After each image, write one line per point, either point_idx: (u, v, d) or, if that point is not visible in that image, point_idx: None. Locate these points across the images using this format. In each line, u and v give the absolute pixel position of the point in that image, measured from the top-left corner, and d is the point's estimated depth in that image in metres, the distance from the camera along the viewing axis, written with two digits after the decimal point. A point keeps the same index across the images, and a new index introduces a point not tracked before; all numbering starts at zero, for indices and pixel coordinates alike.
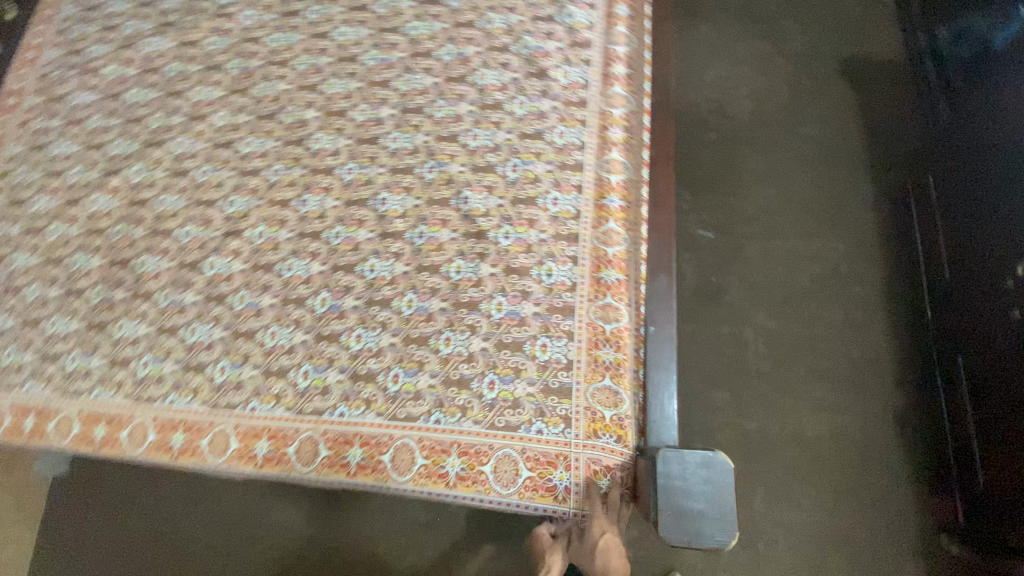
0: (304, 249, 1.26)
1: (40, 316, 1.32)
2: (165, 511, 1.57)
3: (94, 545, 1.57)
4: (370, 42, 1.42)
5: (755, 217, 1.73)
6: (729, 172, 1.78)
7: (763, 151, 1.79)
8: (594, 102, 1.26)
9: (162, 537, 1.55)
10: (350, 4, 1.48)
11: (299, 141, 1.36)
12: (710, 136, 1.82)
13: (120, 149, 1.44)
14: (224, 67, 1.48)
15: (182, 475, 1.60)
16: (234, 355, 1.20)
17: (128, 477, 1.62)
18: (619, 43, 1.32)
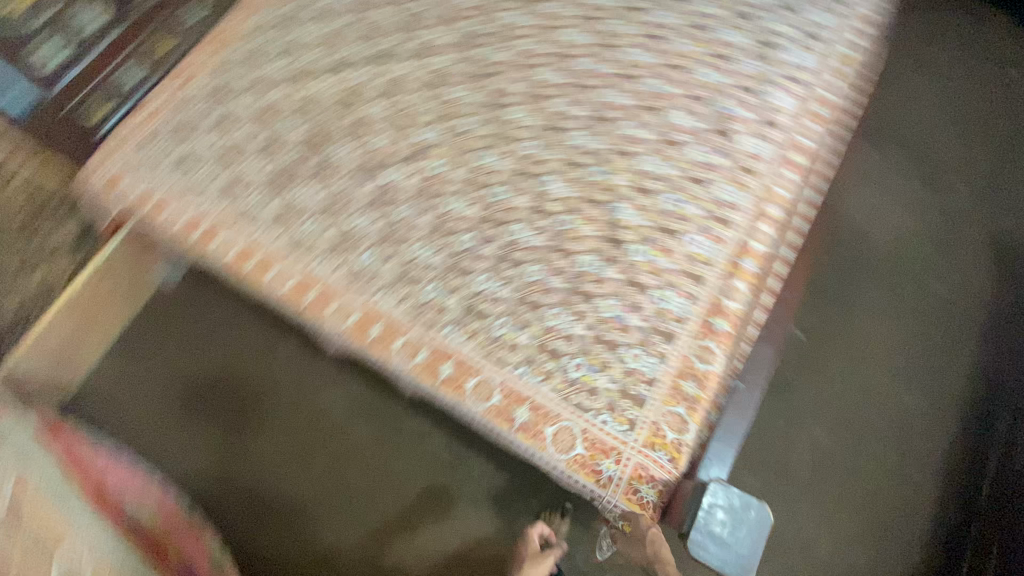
0: (468, 193, 1.45)
1: (243, 156, 1.60)
2: (257, 356, 2.00)
3: (198, 356, 2.02)
4: (588, 48, 1.59)
5: (852, 341, 1.78)
6: (845, 291, 1.84)
7: (886, 286, 1.84)
8: (763, 177, 1.37)
9: (250, 374, 1.97)
10: (584, 8, 1.65)
11: (497, 104, 1.55)
12: (841, 252, 1.89)
13: (355, 52, 1.70)
14: (461, 19, 1.69)
15: (279, 336, 2.01)
16: (381, 252, 1.42)
17: (240, 320, 2.05)
18: (805, 137, 1.44)
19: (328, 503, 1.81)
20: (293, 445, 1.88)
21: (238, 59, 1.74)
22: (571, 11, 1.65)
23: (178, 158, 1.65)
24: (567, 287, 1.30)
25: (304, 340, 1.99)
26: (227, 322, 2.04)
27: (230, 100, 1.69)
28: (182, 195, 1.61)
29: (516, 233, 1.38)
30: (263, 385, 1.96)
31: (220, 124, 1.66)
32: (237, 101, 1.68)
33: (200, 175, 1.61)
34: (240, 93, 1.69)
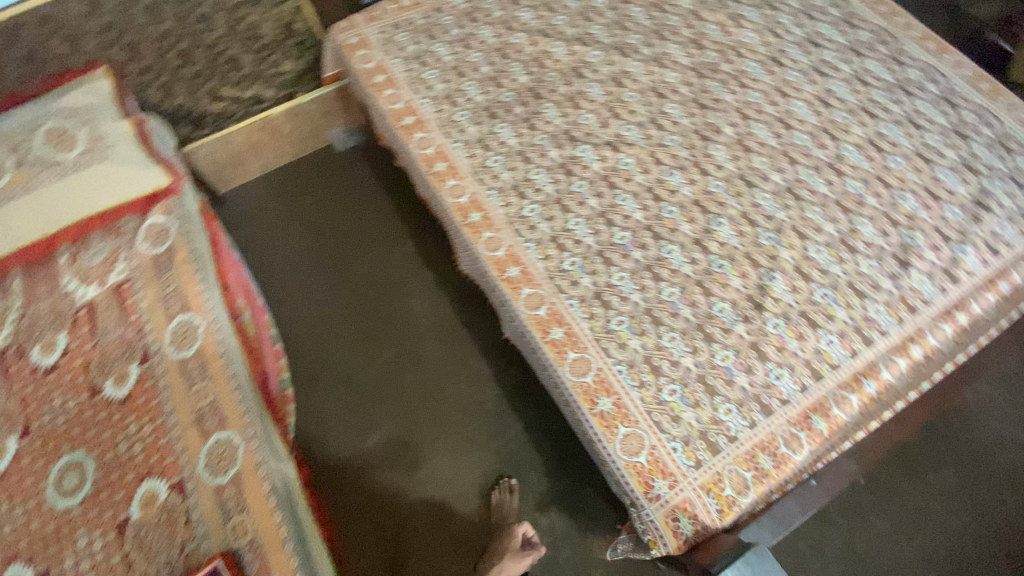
0: (642, 197, 1.51)
1: (468, 75, 1.75)
2: (381, 244, 2.22)
3: (336, 220, 2.27)
4: (810, 127, 1.63)
5: (922, 518, 1.66)
6: (941, 471, 1.71)
7: (990, 489, 1.67)
8: (922, 318, 1.37)
9: (368, 254, 2.20)
10: (822, 92, 1.69)
11: (704, 135, 1.61)
12: (958, 433, 1.75)
13: (598, 34, 1.81)
14: (704, 50, 1.77)
15: (407, 237, 2.24)
16: (546, 210, 1.52)
17: (382, 209, 2.30)
18: (981, 304, 1.40)
19: (377, 390, 1.95)
20: (375, 328, 2.05)
21: None
22: (808, 89, 1.69)
23: (412, 50, 1.80)
24: (693, 320, 1.34)
25: (426, 249, 2.21)
26: (373, 205, 2.30)
27: (476, 25, 1.84)
28: (400, 79, 1.75)
29: (668, 253, 1.43)
30: (375, 266, 2.17)
31: (458, 39, 1.82)
32: (481, 28, 1.84)
33: (423, 72, 1.76)
34: (486, 23, 1.85)
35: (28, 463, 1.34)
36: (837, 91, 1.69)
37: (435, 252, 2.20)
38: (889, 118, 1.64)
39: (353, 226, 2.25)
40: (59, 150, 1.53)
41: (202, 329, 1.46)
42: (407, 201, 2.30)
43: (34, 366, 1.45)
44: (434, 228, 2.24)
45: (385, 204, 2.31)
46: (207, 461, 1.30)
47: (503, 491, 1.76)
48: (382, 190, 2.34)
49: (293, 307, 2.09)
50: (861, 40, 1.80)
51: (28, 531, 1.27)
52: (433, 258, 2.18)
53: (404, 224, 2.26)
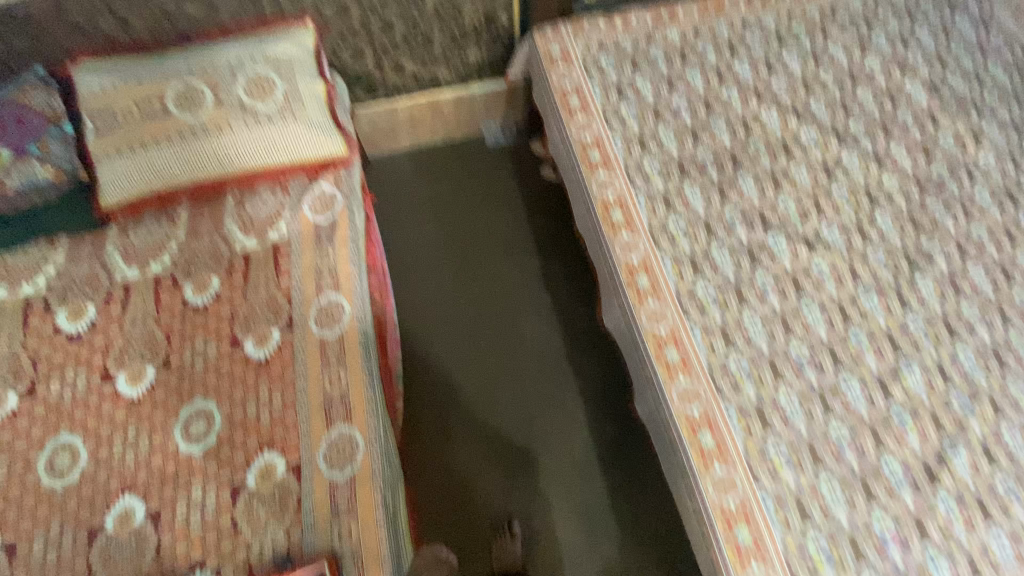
0: (828, 312, 1.38)
1: (667, 119, 1.62)
2: (510, 251, 2.17)
3: (473, 213, 2.23)
4: None
5: None
6: None
7: None
8: None
9: (495, 259, 2.16)
10: None
11: (913, 261, 1.45)
12: None
13: (817, 110, 1.64)
14: (932, 160, 1.58)
15: (536, 252, 2.17)
16: (721, 296, 1.39)
17: (519, 215, 2.24)
18: None
19: (469, 403, 1.92)
20: (481, 338, 2.02)
21: (714, 36, 1.76)
22: None
23: (613, 77, 1.68)
24: (857, 470, 1.22)
25: (550, 271, 2.13)
26: (506, 209, 2.24)
27: (686, 65, 1.71)
28: (595, 107, 1.64)
29: (846, 384, 1.30)
30: (494, 274, 2.13)
31: (663, 77, 1.69)
32: (690, 71, 1.70)
33: (620, 103, 1.64)
34: (696, 66, 1.71)
35: (162, 398, 1.38)
36: None
37: (559, 276, 2.12)
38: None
39: (487, 226, 2.21)
40: (256, 99, 1.53)
41: (347, 314, 1.45)
42: (543, 214, 2.23)
43: (184, 303, 1.48)
44: (563, 250, 2.17)
45: (523, 210, 2.24)
46: (327, 452, 1.30)
47: (506, 535, 1.66)
48: (523, 195, 2.27)
49: (409, 295, 2.09)
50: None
51: (150, 466, 1.31)
52: (554, 282, 2.11)
53: (533, 237, 2.19)
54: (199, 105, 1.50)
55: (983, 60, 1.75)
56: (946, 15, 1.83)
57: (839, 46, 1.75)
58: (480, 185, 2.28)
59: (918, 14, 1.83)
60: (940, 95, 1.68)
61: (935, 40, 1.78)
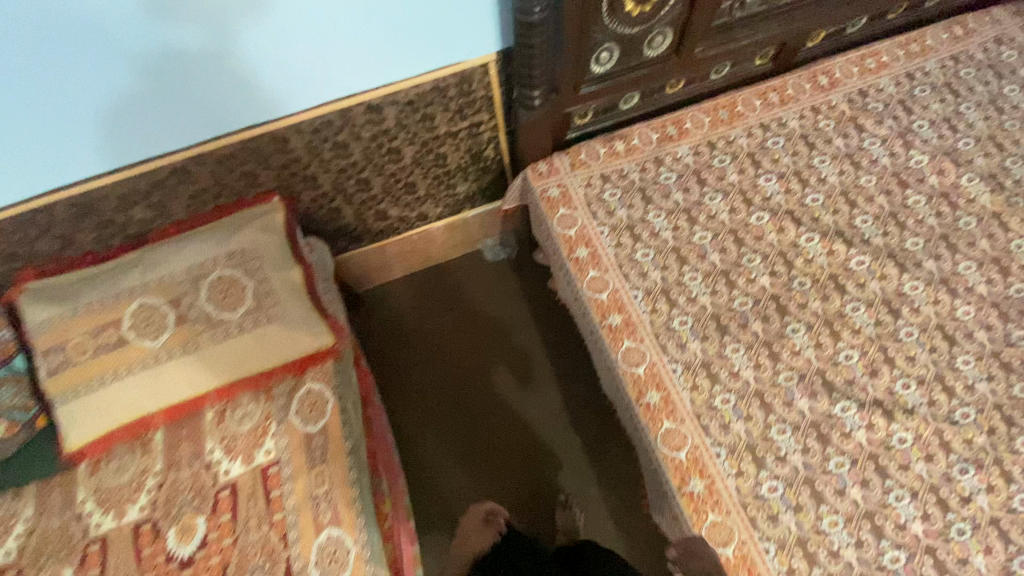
0: (921, 501, 1.17)
1: (693, 261, 1.41)
2: (528, 379, 1.95)
3: (482, 337, 2.02)
4: None
5: None
6: None
7: None
8: None
9: (512, 388, 1.94)
10: None
11: (1009, 418, 1.23)
12: None
13: (865, 229, 1.42)
14: (1009, 277, 1.35)
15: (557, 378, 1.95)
16: (791, 493, 1.17)
17: (534, 337, 2.02)
18: None
19: None
20: (501, 486, 1.79)
21: (732, 147, 1.54)
22: None
23: (624, 216, 1.48)
24: None
25: (574, 398, 1.92)
26: (508, 329, 2.03)
27: (705, 189, 1.49)
28: (608, 258, 1.43)
29: None
30: (504, 407, 1.91)
31: (681, 208, 1.47)
32: (711, 195, 1.48)
33: (636, 249, 1.43)
34: (717, 188, 1.49)
35: None
36: None
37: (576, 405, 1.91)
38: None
39: (499, 350, 2.00)
40: (223, 307, 1.34)
41: (353, 556, 1.24)
42: (548, 332, 2.02)
43: (168, 555, 1.25)
44: (586, 373, 1.96)
45: (538, 331, 2.03)
46: None
47: None
48: (535, 313, 2.06)
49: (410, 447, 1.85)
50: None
51: None
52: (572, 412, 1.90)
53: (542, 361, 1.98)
54: (160, 325, 1.31)
55: None
56: (994, 82, 1.59)
57: (877, 141, 1.52)
58: (485, 306, 2.07)
59: (961, 85, 1.59)
60: (1004, 189, 1.45)
61: (986, 116, 1.54)
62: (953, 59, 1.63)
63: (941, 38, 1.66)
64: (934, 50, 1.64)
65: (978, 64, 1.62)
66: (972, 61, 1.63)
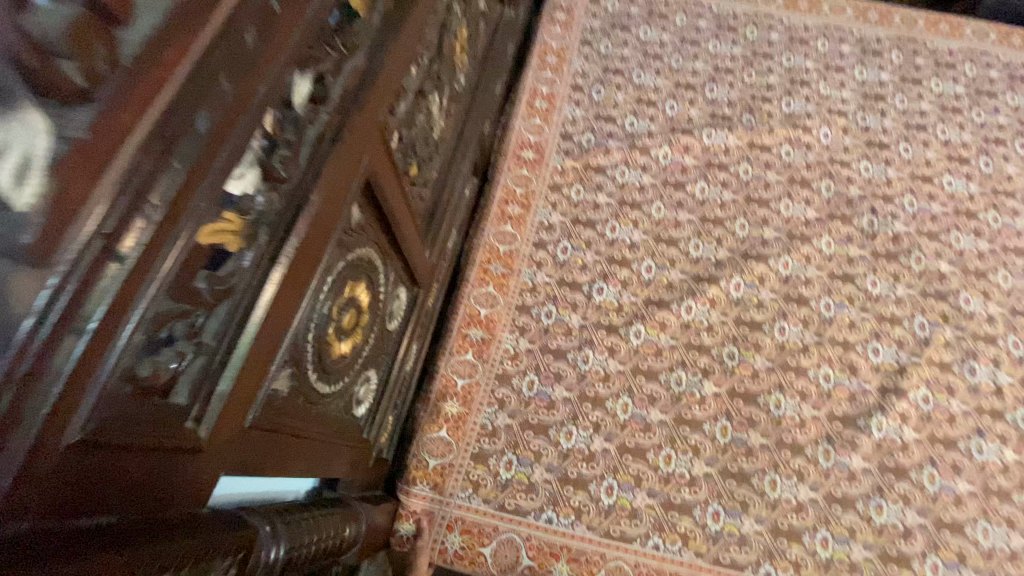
0: (989, 429, 1.10)
1: (646, 445, 1.07)
2: None
3: None
4: (985, 201, 1.31)
5: None
6: None
7: None
8: None
9: None
10: (947, 150, 1.36)
11: (938, 294, 1.21)
12: None
13: (705, 253, 1.23)
14: (812, 185, 1.33)
15: None
16: (945, 551, 1.02)
17: None
18: None
19: None
20: None
21: (541, 291, 1.20)
22: (936, 156, 1.35)
23: (547, 476, 1.04)
24: None
25: None
26: None
27: (571, 356, 1.13)
28: (591, 543, 1.01)
29: None
30: None
31: (578, 403, 1.10)
32: (582, 358, 1.13)
33: (596, 495, 1.03)
34: (575, 346, 1.14)
35: None
36: (954, 137, 1.38)
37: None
38: (1011, 133, 1.38)
39: None
40: None
41: None
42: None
43: None
44: None
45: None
46: None
47: None
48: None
49: None
50: (906, 58, 1.48)
51: None
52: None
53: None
54: None
55: (702, 50, 1.50)
56: (629, 37, 1.51)
57: (624, 168, 1.32)
58: None
59: (615, 60, 1.47)
60: (731, 119, 1.40)
61: (657, 71, 1.46)
62: (585, 42, 1.50)
63: (558, 31, 1.51)
64: (565, 47, 1.49)
65: (602, 31, 1.52)
66: (597, 32, 1.52)
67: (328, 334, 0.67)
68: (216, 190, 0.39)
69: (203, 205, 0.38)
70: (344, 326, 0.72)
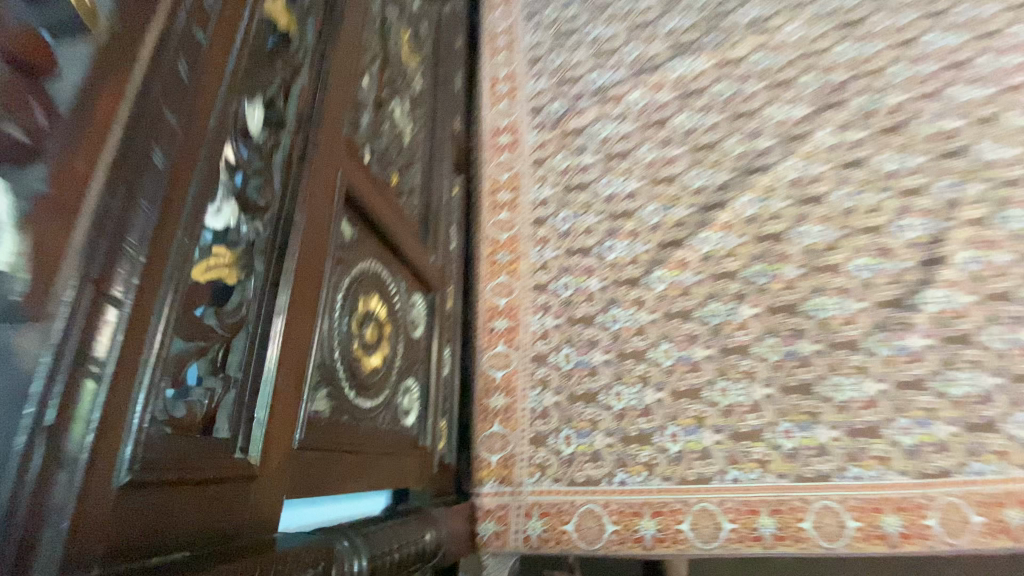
0: (997, 291, 1.02)
1: (698, 384, 1.05)
2: None
3: None
4: (960, 56, 1.21)
5: None
6: None
7: None
8: None
9: None
10: (886, 32, 1.27)
11: (956, 153, 1.13)
12: None
13: (705, 180, 1.21)
14: (792, 86, 1.27)
15: None
16: (985, 431, 0.95)
17: None
18: None
19: None
20: None
21: (554, 266, 1.18)
22: (877, 36, 1.27)
23: (608, 441, 1.04)
24: None
25: None
26: None
27: (599, 321, 1.12)
28: (670, 493, 0.99)
29: None
30: None
31: (619, 362, 1.08)
32: (611, 318, 1.12)
33: (662, 446, 1.02)
34: (602, 308, 1.13)
35: None
36: (883, 20, 1.29)
37: None
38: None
39: None
40: None
41: None
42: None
43: None
44: None
45: None
46: None
47: None
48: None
49: None
50: None
51: None
52: None
53: None
54: None
55: None
56: None
57: (603, 123, 1.31)
58: None
59: (563, 23, 1.46)
60: (695, 42, 1.36)
61: (608, 20, 1.44)
62: (529, 15, 1.50)
63: (502, 12, 1.52)
64: (512, 26, 1.50)
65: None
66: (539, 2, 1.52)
67: (354, 351, 0.69)
68: (194, 223, 0.39)
69: (186, 242, 0.39)
70: (366, 340, 0.73)
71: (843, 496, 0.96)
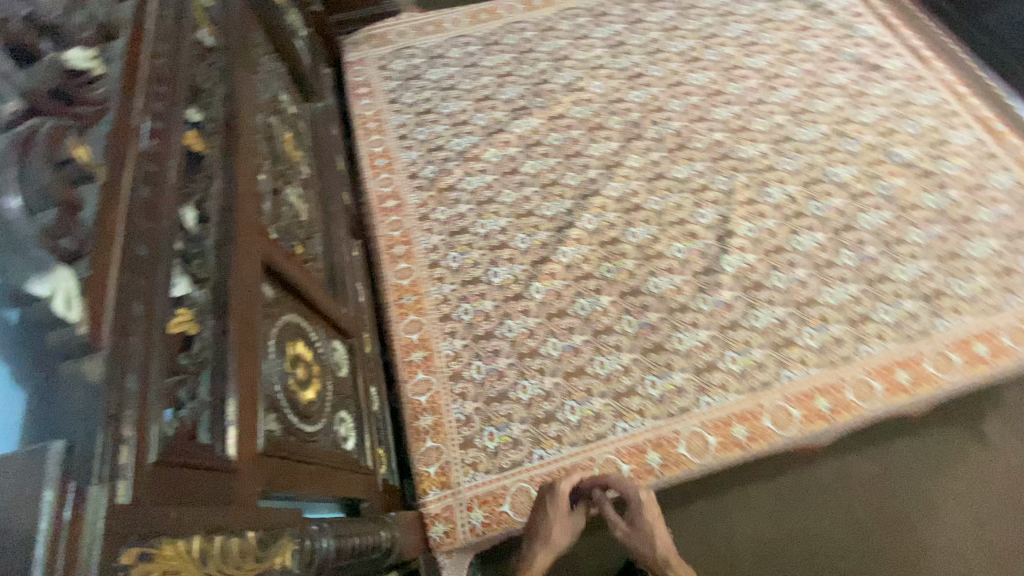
0: (770, 247, 1.41)
1: (583, 364, 1.31)
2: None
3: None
4: (711, 90, 1.67)
5: None
6: None
7: None
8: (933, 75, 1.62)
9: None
10: (661, 80, 1.72)
11: (726, 155, 1.55)
12: None
13: (556, 207, 1.53)
14: (605, 127, 1.65)
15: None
16: (783, 346, 1.30)
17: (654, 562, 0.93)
18: (910, 33, 1.72)
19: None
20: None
21: (452, 298, 1.42)
22: (655, 83, 1.71)
23: (523, 427, 1.25)
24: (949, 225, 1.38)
25: None
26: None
27: (497, 333, 1.36)
28: (579, 455, 1.22)
29: (869, 222, 1.41)
30: None
31: (519, 362, 1.32)
32: (505, 329, 1.36)
33: (565, 419, 1.26)
34: (497, 322, 1.37)
35: None
36: (657, 71, 1.73)
37: None
38: (701, 41, 1.78)
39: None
40: None
41: None
42: (747, 519, 1.23)
43: None
44: None
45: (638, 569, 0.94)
46: None
47: None
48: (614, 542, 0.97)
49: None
50: (607, 29, 1.85)
51: None
52: None
53: None
54: None
55: (482, 67, 1.82)
56: (423, 83, 1.82)
57: (468, 178, 1.60)
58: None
59: (421, 104, 1.77)
60: (527, 105, 1.72)
61: (457, 97, 1.77)
62: (392, 101, 1.79)
63: (368, 102, 1.80)
64: (378, 112, 1.77)
65: (402, 87, 1.82)
66: (398, 90, 1.82)
67: (291, 386, 0.86)
68: (168, 285, 0.58)
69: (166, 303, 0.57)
70: (299, 377, 0.90)
71: (704, 420, 1.24)
